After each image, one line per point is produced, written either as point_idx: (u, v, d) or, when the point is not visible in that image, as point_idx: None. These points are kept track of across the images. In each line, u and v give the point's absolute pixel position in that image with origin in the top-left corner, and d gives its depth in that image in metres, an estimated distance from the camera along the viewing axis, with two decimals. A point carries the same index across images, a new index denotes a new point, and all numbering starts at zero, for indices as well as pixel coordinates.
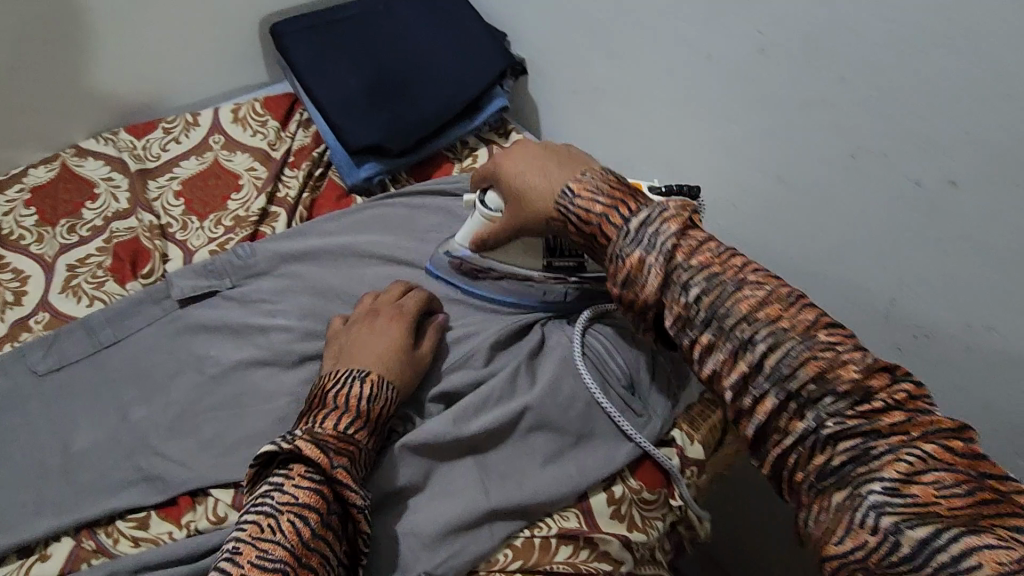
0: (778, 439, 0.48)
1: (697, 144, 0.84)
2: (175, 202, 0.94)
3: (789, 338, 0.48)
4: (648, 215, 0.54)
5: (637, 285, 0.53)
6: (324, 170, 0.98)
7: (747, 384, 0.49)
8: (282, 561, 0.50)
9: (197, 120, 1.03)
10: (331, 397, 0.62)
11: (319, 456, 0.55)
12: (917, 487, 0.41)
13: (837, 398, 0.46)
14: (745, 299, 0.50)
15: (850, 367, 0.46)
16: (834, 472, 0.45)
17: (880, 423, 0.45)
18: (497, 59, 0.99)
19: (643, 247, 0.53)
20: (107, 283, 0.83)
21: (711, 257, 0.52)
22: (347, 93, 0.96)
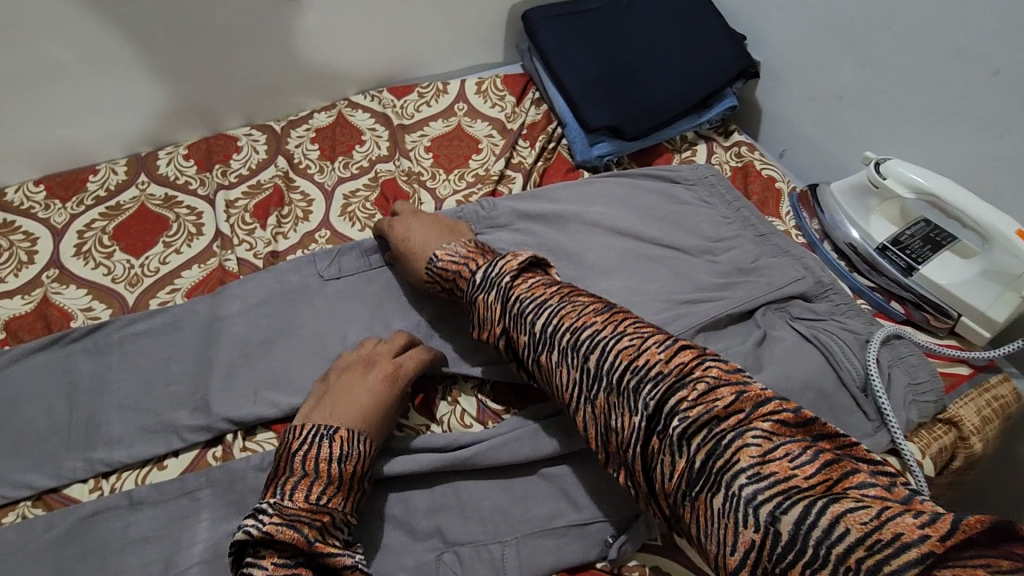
0: (623, 444, 0.52)
1: (957, 159, 0.81)
2: (425, 155, 1.06)
3: (605, 335, 0.55)
4: (491, 265, 0.66)
5: (488, 320, 0.64)
6: (555, 144, 1.07)
7: (583, 389, 0.55)
8: None
9: (446, 89, 1.16)
10: (298, 462, 0.59)
11: (287, 539, 0.53)
12: (773, 464, 0.43)
13: (654, 382, 0.50)
14: (568, 315, 0.58)
15: (641, 359, 0.52)
16: (696, 474, 0.46)
17: (714, 408, 0.46)
18: (735, 60, 1.03)
19: (484, 290, 0.65)
20: (376, 214, 0.96)
21: (542, 289, 0.61)
22: (589, 77, 1.03)
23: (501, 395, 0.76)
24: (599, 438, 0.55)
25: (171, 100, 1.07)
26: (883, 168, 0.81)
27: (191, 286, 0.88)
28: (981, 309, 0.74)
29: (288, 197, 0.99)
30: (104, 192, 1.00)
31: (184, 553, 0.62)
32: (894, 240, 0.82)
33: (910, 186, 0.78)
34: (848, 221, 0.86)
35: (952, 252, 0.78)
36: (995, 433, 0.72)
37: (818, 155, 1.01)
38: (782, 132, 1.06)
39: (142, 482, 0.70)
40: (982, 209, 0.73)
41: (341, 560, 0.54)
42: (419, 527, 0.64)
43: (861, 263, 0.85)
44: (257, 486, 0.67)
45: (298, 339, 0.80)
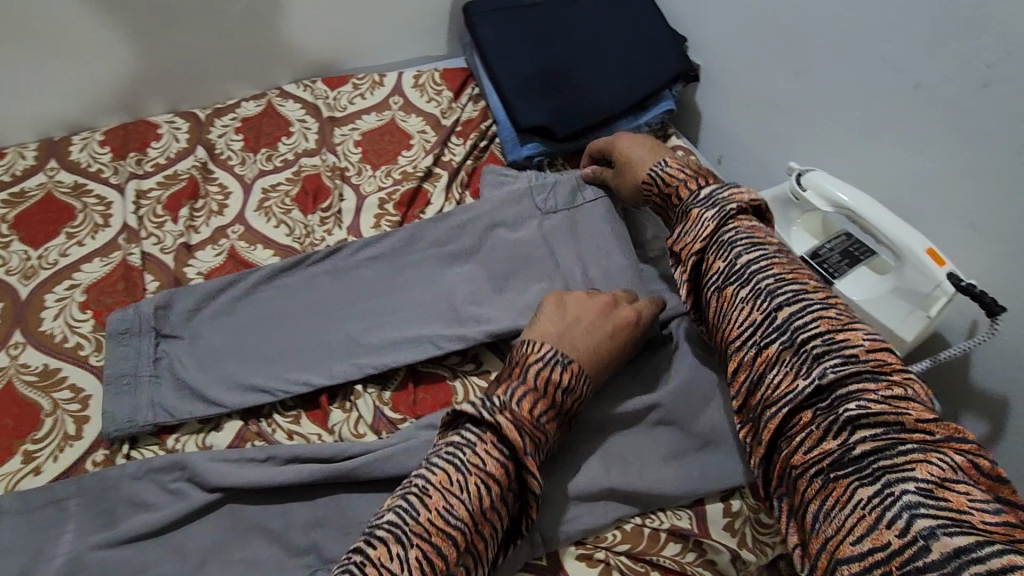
0: (772, 400, 0.53)
1: (879, 174, 0.79)
2: (354, 149, 1.03)
3: (812, 299, 0.55)
4: (715, 187, 0.66)
5: (692, 232, 0.65)
6: (488, 142, 1.04)
7: (755, 334, 0.56)
8: (463, 522, 0.51)
9: (382, 81, 1.12)
10: (531, 373, 0.60)
11: (517, 434, 0.55)
12: (951, 493, 0.43)
13: (845, 362, 0.50)
14: (779, 264, 0.58)
15: (849, 337, 0.52)
16: (857, 464, 0.47)
17: (906, 415, 0.47)
18: (673, 62, 1.00)
19: (704, 206, 0.65)
20: (293, 211, 0.93)
21: (761, 234, 0.62)
22: (523, 74, 1.00)
23: (398, 402, 0.74)
24: (758, 399, 0.54)
25: (86, 83, 1.02)
26: (803, 181, 0.79)
27: (90, 281, 0.84)
28: (891, 327, 0.73)
29: (203, 189, 0.95)
30: (9, 178, 0.95)
31: (42, 567, 0.59)
32: (813, 253, 0.80)
33: (829, 200, 0.77)
34: (769, 232, 0.84)
35: (868, 267, 0.77)
36: None
37: (751, 162, 0.99)
38: (720, 138, 1.04)
39: (12, 488, 0.66)
40: (896, 227, 0.72)
41: (535, 483, 0.56)
42: (294, 543, 0.61)
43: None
44: (130, 495, 0.64)
45: (193, 341, 0.76)
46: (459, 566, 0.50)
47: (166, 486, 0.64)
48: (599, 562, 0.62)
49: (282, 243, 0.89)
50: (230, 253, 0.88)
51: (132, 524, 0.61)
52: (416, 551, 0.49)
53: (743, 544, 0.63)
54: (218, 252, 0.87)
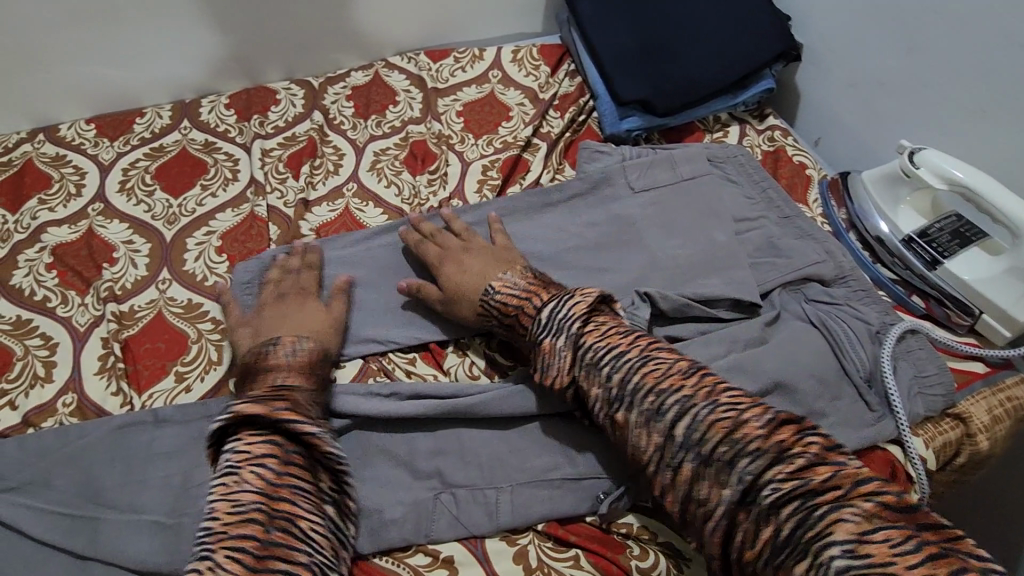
0: (709, 514, 0.53)
1: (998, 155, 0.78)
2: (457, 119, 1.08)
3: (696, 404, 0.57)
4: (554, 304, 0.67)
5: (554, 366, 0.65)
6: (585, 117, 1.07)
7: (664, 454, 0.57)
8: (252, 502, 0.55)
9: (482, 55, 1.17)
10: (263, 371, 0.67)
11: (255, 409, 0.61)
12: (872, 546, 0.45)
13: (750, 458, 0.52)
14: (651, 374, 0.60)
15: (690, 392, 0.58)
16: (785, 541, 0.48)
17: (810, 482, 0.49)
18: (777, 41, 1.00)
19: (552, 334, 0.65)
20: (403, 174, 0.99)
21: (617, 338, 0.63)
22: (625, 49, 1.02)
23: (506, 350, 0.79)
24: (676, 506, 0.56)
25: (215, 49, 1.10)
26: (915, 158, 0.79)
27: (224, 229, 0.92)
28: (1004, 308, 0.73)
29: (320, 151, 1.02)
30: (149, 134, 1.04)
31: (202, 470, 0.67)
32: (923, 233, 0.80)
33: (944, 177, 0.76)
34: (874, 209, 0.84)
35: (980, 248, 0.77)
36: (1004, 433, 0.71)
37: (851, 145, 0.99)
38: (818, 120, 1.04)
39: (169, 403, 0.74)
40: (1018, 205, 0.71)
41: (303, 427, 0.61)
42: (420, 468, 0.67)
43: (882, 252, 0.83)
44: None
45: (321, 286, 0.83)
46: (271, 534, 0.53)
47: None
48: None
49: (392, 203, 0.95)
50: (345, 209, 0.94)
51: None
52: (223, 550, 0.52)
53: None
54: (335, 207, 0.94)
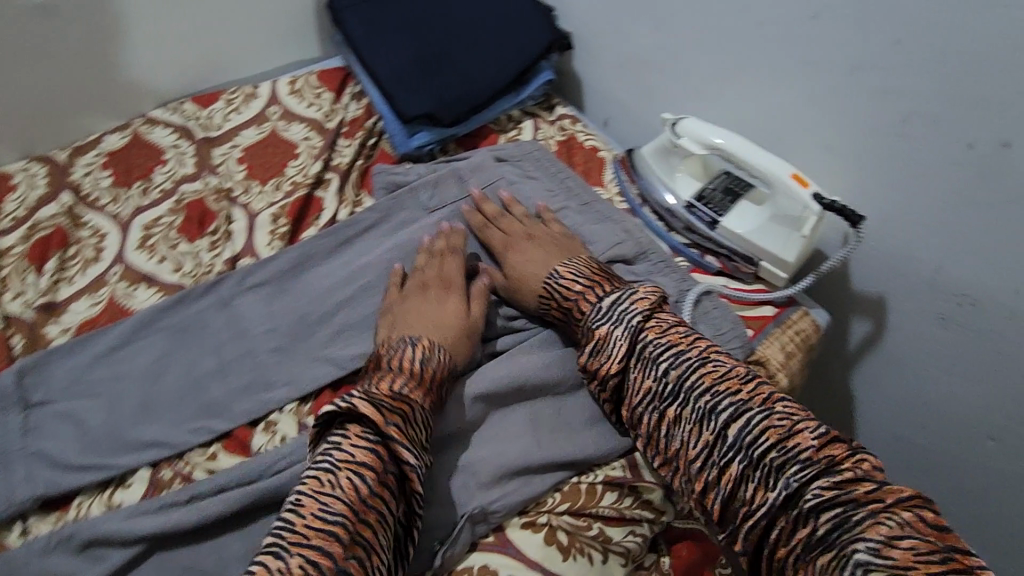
0: (743, 513, 0.55)
1: (743, 112, 0.84)
2: (237, 167, 0.98)
3: (751, 408, 0.58)
4: (619, 295, 0.70)
5: (610, 357, 0.67)
6: (376, 140, 1.02)
7: (712, 452, 0.59)
8: (343, 515, 0.51)
9: (256, 92, 1.08)
10: (392, 363, 0.65)
11: (375, 414, 0.57)
12: (896, 551, 0.46)
13: (801, 466, 0.54)
14: (709, 374, 0.62)
15: (744, 396, 0.59)
16: (816, 543, 0.50)
17: (856, 492, 0.50)
18: (544, 33, 1.02)
19: (610, 322, 0.68)
20: (179, 242, 0.88)
21: (679, 338, 0.66)
22: (398, 64, 0.98)
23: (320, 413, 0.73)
24: (717, 504, 0.58)
25: None
26: (677, 129, 0.84)
27: None
28: (776, 253, 0.78)
29: (74, 236, 0.88)
30: None
31: None
32: (699, 197, 0.84)
33: (702, 142, 0.81)
34: (657, 180, 0.88)
35: (748, 201, 0.82)
36: (800, 366, 0.77)
37: (633, 121, 1.03)
38: (602, 101, 1.08)
39: None
40: (765, 160, 0.77)
41: (406, 454, 0.56)
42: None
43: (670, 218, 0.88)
44: (42, 571, 0.60)
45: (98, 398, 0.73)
46: (347, 561, 0.49)
47: (82, 552, 0.61)
48: (544, 527, 0.63)
49: (169, 280, 0.84)
50: (111, 298, 0.82)
51: None
52: (298, 559, 0.48)
53: None
54: (99, 298, 0.82)
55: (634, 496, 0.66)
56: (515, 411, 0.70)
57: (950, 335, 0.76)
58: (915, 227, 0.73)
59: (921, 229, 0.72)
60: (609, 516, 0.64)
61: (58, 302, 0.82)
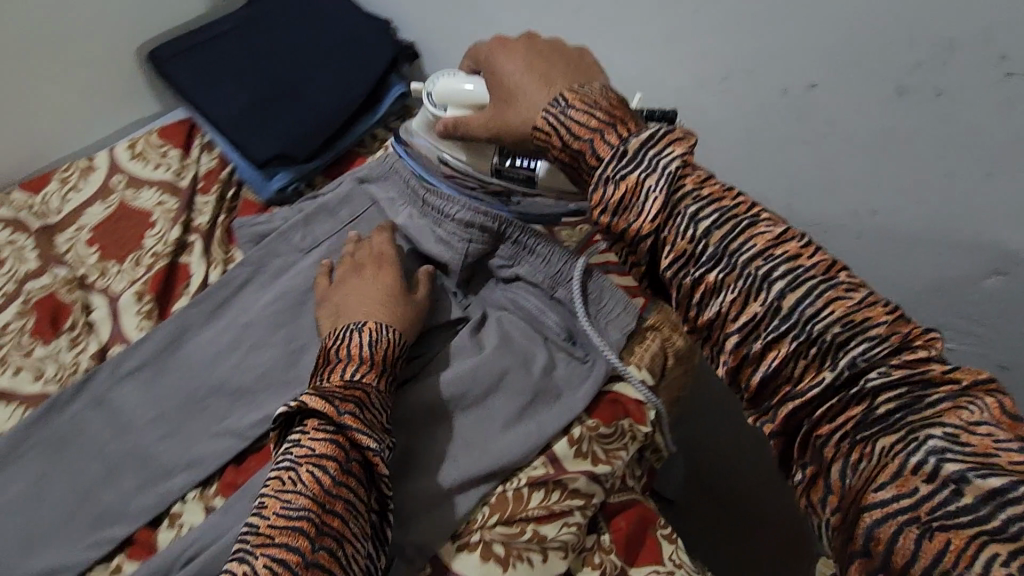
0: (786, 390, 0.46)
1: None
2: (88, 251, 0.91)
3: (813, 275, 0.46)
4: (650, 135, 0.51)
5: (636, 212, 0.50)
6: (235, 190, 0.97)
7: (758, 325, 0.46)
8: (306, 509, 0.52)
9: (94, 164, 0.99)
10: (337, 352, 0.67)
11: (327, 406, 0.58)
12: (975, 438, 0.39)
13: (871, 342, 0.44)
14: (761, 238, 0.47)
15: (808, 262, 0.46)
16: (872, 423, 0.43)
17: (931, 372, 0.43)
18: (384, 47, 0.99)
19: (641, 170, 0.50)
20: (34, 348, 0.80)
21: (719, 191, 0.49)
22: (238, 108, 0.94)
23: (229, 490, 0.69)
24: (757, 379, 0.47)
25: None
26: (436, 98, 0.74)
27: None
28: None
29: None
30: None
31: None
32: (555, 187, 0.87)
33: (469, 103, 0.71)
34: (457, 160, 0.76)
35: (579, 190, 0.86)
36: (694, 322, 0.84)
37: None
38: None
39: None
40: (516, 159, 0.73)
41: (366, 440, 0.58)
42: None
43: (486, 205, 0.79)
44: None
45: None
46: (317, 552, 0.50)
47: None
48: (478, 544, 0.64)
49: (30, 390, 0.76)
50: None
51: None
52: (263, 557, 0.49)
53: (595, 462, 0.71)
54: None
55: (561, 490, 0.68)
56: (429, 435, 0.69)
57: None
58: (762, 172, 0.77)
59: (766, 173, 0.77)
60: (538, 517, 0.66)
61: None
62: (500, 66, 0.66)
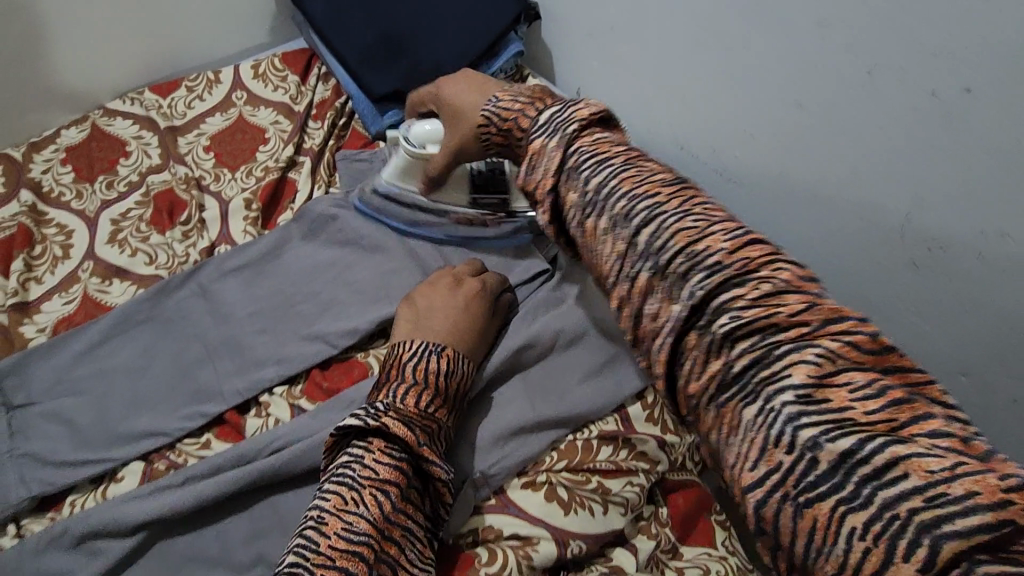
0: (653, 332, 0.47)
1: (715, 72, 0.87)
2: (205, 156, 0.96)
3: (666, 210, 0.48)
4: (557, 108, 0.56)
5: (539, 172, 0.55)
6: (347, 120, 1.01)
7: (624, 264, 0.49)
8: (367, 534, 0.50)
9: (219, 77, 1.04)
10: (410, 371, 0.62)
11: (403, 433, 0.56)
12: (830, 391, 0.38)
13: (707, 273, 0.44)
14: (629, 179, 0.51)
15: (665, 199, 0.49)
16: (731, 382, 0.42)
17: (777, 315, 0.41)
18: (511, 3, 1.01)
19: (545, 134, 0.56)
20: (151, 235, 0.86)
21: (607, 146, 0.53)
22: (364, 43, 0.97)
23: (312, 393, 0.72)
24: (631, 323, 0.49)
25: None
26: (414, 140, 0.75)
27: None
28: None
29: (39, 234, 0.85)
30: None
31: None
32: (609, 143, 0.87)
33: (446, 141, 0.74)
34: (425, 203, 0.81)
35: None
36: None
37: (608, 88, 1.05)
38: (575, 71, 1.10)
39: None
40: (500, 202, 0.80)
41: (438, 471, 0.56)
42: (238, 560, 0.60)
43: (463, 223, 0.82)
44: (41, 569, 0.59)
45: (77, 393, 0.71)
46: None
47: (82, 548, 0.60)
48: (543, 485, 0.64)
49: (144, 273, 0.82)
50: (84, 294, 0.80)
51: None
52: None
53: (665, 430, 0.70)
54: (72, 298, 0.79)
55: (629, 449, 0.68)
56: (509, 378, 0.70)
57: (922, 282, 0.75)
58: (886, 182, 0.75)
59: (892, 184, 0.74)
60: (605, 470, 0.66)
61: (28, 302, 0.80)
62: (443, 87, 0.72)
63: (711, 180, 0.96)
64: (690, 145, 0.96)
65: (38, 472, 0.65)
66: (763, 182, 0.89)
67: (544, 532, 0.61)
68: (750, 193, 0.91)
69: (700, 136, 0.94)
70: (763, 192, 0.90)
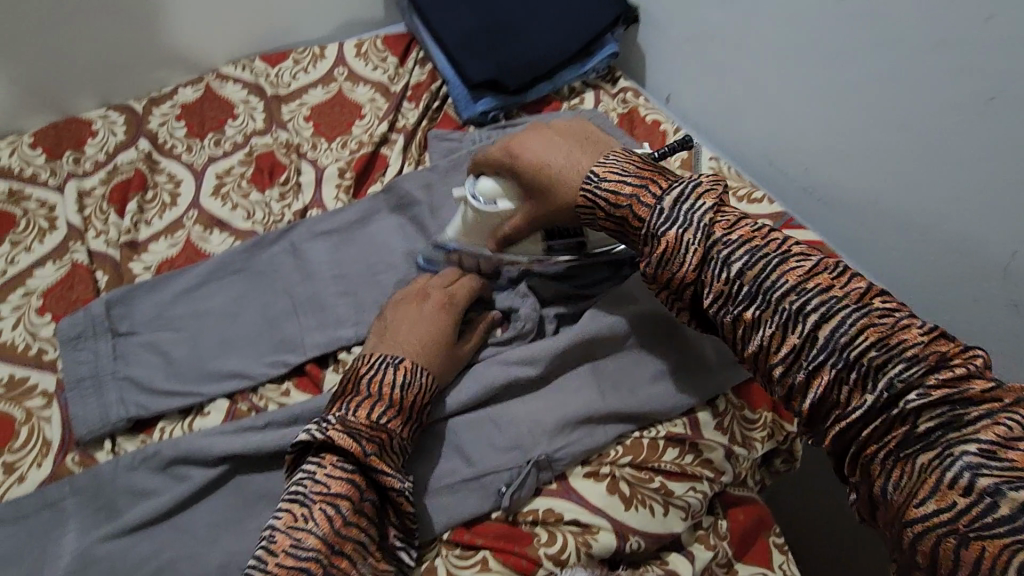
0: (836, 417, 0.49)
1: (817, 89, 0.85)
2: (305, 124, 1.01)
3: (845, 308, 0.49)
4: (681, 191, 0.56)
5: (680, 264, 0.55)
6: (440, 104, 1.04)
7: (798, 358, 0.50)
8: (314, 550, 0.52)
9: (324, 53, 1.09)
10: (365, 384, 0.62)
11: (351, 447, 0.57)
12: (1016, 453, 0.42)
13: (908, 363, 0.46)
14: (791, 272, 0.51)
15: (840, 293, 0.50)
16: (915, 441, 0.45)
17: (972, 391, 0.44)
18: (612, 5, 1.02)
19: (678, 225, 0.55)
20: (250, 193, 0.91)
21: (751, 233, 0.54)
22: (465, 32, 1.00)
23: None
24: (804, 406, 0.50)
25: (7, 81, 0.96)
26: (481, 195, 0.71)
27: (47, 287, 0.81)
28: None
29: (152, 181, 0.91)
30: None
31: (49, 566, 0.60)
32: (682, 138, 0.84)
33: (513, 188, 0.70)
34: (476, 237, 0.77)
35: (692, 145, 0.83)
36: None
37: (700, 97, 1.04)
38: (668, 78, 1.09)
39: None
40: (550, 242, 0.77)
41: (390, 482, 0.57)
42: None
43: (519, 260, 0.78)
44: (130, 485, 0.64)
45: (173, 329, 0.76)
46: None
47: (167, 471, 0.64)
48: (605, 477, 0.64)
49: (241, 227, 0.87)
50: (186, 240, 0.86)
51: (135, 512, 0.62)
52: None
53: (733, 441, 0.69)
54: (176, 243, 0.85)
55: (695, 453, 0.67)
56: (580, 367, 0.70)
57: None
58: (996, 218, 0.71)
59: (1002, 220, 0.70)
60: (669, 471, 0.65)
61: (136, 241, 0.86)
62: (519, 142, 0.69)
63: (800, 199, 0.94)
64: (781, 161, 0.94)
65: (133, 396, 0.70)
66: (856, 206, 0.86)
67: (603, 522, 0.61)
68: (839, 214, 0.89)
69: (792, 153, 0.92)
70: (855, 217, 0.87)
